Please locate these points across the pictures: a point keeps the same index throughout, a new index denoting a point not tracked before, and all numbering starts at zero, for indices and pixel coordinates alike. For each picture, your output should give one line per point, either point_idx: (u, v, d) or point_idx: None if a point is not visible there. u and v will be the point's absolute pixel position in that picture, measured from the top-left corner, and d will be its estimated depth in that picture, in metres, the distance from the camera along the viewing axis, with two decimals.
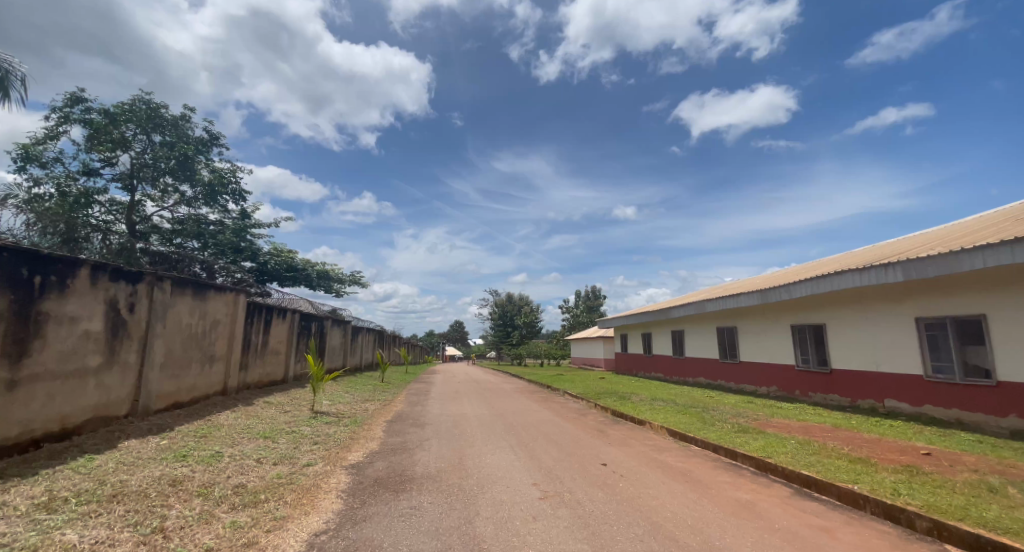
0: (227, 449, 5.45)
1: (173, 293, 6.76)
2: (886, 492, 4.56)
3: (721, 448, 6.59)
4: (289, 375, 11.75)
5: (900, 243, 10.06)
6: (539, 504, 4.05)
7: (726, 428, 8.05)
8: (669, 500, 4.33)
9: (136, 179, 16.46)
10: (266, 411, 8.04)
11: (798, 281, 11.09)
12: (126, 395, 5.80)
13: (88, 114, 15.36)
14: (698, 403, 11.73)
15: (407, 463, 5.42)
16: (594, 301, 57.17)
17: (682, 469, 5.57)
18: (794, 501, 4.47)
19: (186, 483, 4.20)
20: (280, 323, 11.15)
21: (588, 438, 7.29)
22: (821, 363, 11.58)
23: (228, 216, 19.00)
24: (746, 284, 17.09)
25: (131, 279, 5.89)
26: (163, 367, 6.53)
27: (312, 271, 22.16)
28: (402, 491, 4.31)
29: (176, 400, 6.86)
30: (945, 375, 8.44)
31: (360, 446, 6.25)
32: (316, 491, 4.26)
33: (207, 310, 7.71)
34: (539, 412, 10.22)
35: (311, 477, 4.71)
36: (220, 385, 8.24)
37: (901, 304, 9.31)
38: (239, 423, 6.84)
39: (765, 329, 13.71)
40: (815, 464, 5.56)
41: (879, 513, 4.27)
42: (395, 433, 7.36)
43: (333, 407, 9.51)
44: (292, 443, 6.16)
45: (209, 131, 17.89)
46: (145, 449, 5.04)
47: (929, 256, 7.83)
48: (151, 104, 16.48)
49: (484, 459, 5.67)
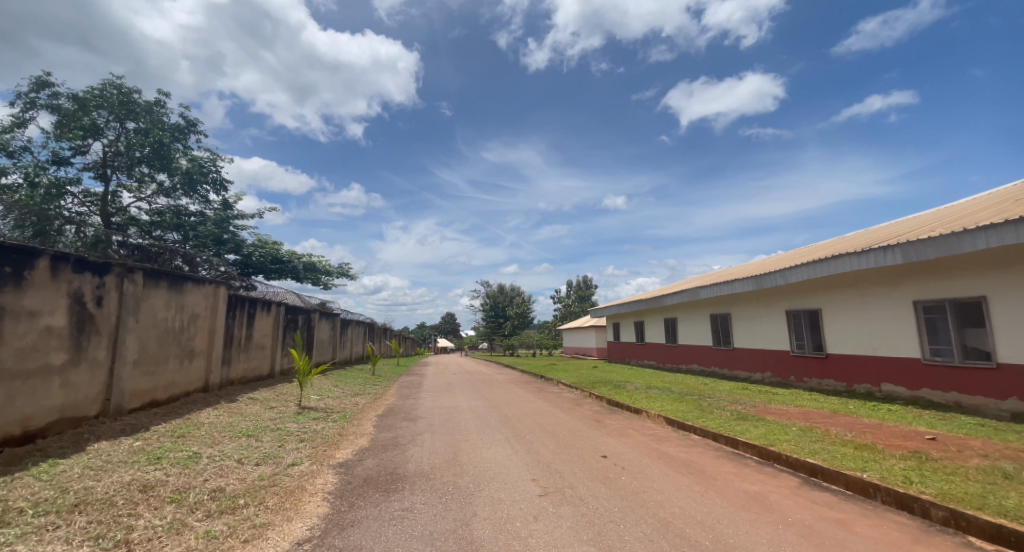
0: (206, 449, 5.12)
1: (146, 285, 6.35)
2: (897, 481, 4.40)
3: (721, 436, 6.44)
4: (276, 369, 11.40)
5: (899, 225, 9.90)
6: (540, 502, 3.82)
7: (725, 416, 7.89)
8: (675, 494, 4.13)
9: (110, 168, 15.81)
10: (250, 408, 7.69)
11: (795, 266, 10.92)
12: (96, 394, 5.42)
13: (56, 99, 14.63)
14: (693, 390, 11.60)
15: (399, 460, 5.15)
16: (586, 290, 57.08)
17: (684, 459, 5.37)
18: (805, 492, 4.29)
19: (159, 489, 3.88)
20: (265, 316, 10.77)
21: (586, 429, 7.08)
22: (816, 348, 11.51)
23: (209, 207, 18.39)
24: (740, 270, 16.94)
25: (98, 271, 5.48)
26: (137, 364, 6.14)
27: (299, 263, 21.66)
28: (394, 492, 4.04)
29: (152, 398, 6.49)
30: (944, 358, 8.38)
31: (349, 443, 5.96)
32: (301, 494, 3.97)
33: (185, 303, 7.31)
34: (534, 402, 10.04)
35: (296, 478, 4.41)
36: (200, 382, 7.88)
37: (899, 287, 9.21)
38: (220, 422, 6.50)
39: (760, 315, 13.59)
40: (820, 452, 5.40)
41: (892, 502, 4.13)
42: (386, 428, 7.08)
43: (322, 402, 9.20)
44: (277, 441, 5.84)
45: (186, 117, 17.17)
46: (116, 452, 4.70)
47: (930, 237, 7.67)
48: (123, 89, 15.75)
49: (479, 454, 5.43)
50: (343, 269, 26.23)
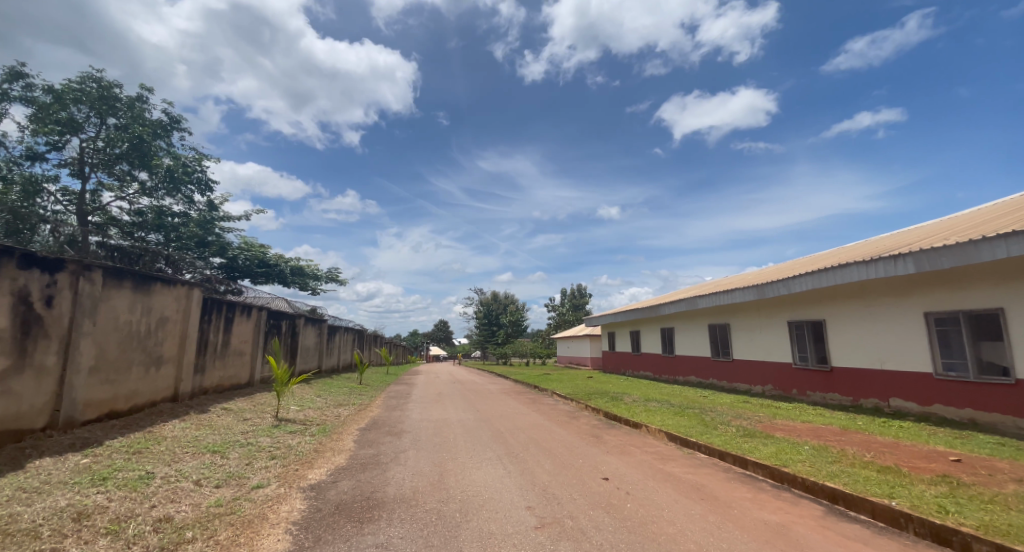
0: (161, 469, 4.57)
1: (107, 285, 5.81)
2: (931, 510, 3.96)
3: (729, 455, 5.99)
4: (255, 378, 10.84)
5: (907, 234, 9.57)
6: (536, 537, 3.32)
7: (731, 432, 7.42)
8: (688, 525, 3.65)
9: (89, 166, 15.26)
10: (222, 420, 7.15)
11: (799, 275, 10.55)
12: (44, 404, 4.87)
13: (30, 92, 14.07)
14: (693, 403, 11.12)
15: (378, 482, 4.63)
16: (580, 299, 57.79)
17: (694, 483, 4.90)
18: (832, 524, 3.83)
19: (95, 517, 3.34)
20: (245, 322, 10.22)
21: (583, 446, 6.60)
22: (820, 360, 11.15)
23: (193, 207, 17.84)
24: (739, 279, 16.62)
25: (48, 268, 4.96)
26: (94, 372, 5.58)
27: (286, 267, 21.06)
28: (368, 522, 3.53)
29: (111, 408, 5.92)
30: (957, 373, 8.01)
31: (324, 461, 5.43)
32: (260, 525, 3.44)
33: (152, 306, 6.77)
34: (527, 415, 9.54)
35: (258, 504, 3.87)
36: (169, 391, 7.32)
37: (909, 297, 8.86)
38: (186, 435, 5.95)
39: (761, 325, 13.20)
40: (840, 475, 4.94)
41: (926, 534, 3.70)
42: (368, 443, 6.55)
43: (301, 413, 8.63)
44: (245, 458, 5.29)
45: (169, 114, 16.65)
46: (57, 471, 4.14)
47: (945, 246, 7.29)
48: (102, 83, 15.25)
49: (468, 474, 4.93)
50: (332, 274, 25.65)
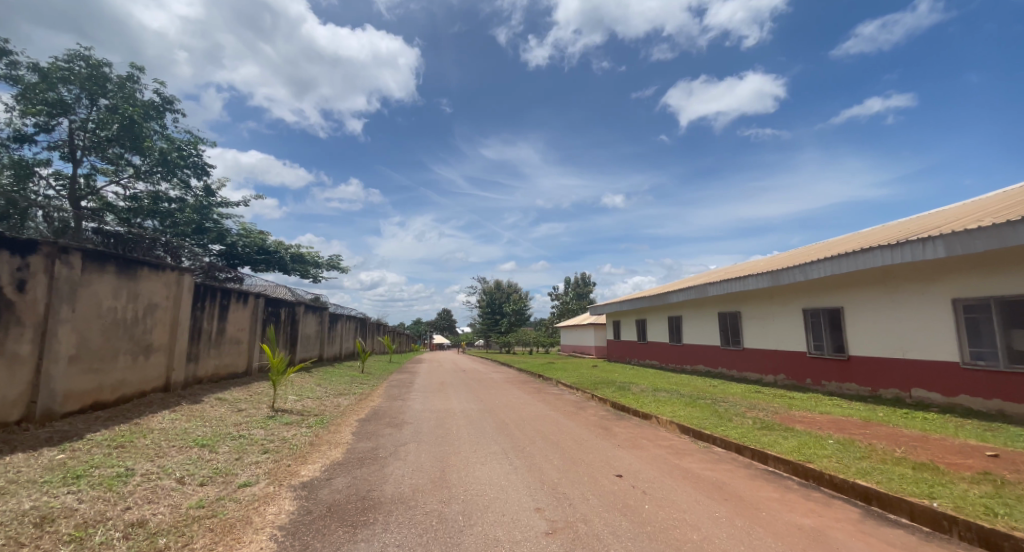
0: (142, 465, 4.26)
1: (87, 269, 5.46)
2: (979, 512, 3.60)
3: (747, 448, 5.65)
4: (252, 367, 10.58)
5: (935, 217, 9.06)
6: (547, 544, 2.99)
7: (747, 424, 7.05)
8: (714, 531, 3.30)
9: (80, 149, 14.89)
10: (214, 410, 6.87)
11: (817, 260, 10.07)
12: (18, 396, 4.58)
13: (16, 70, 13.64)
14: (704, 393, 10.77)
15: (374, 480, 4.29)
16: (584, 288, 57.23)
17: (714, 481, 4.55)
18: (872, 529, 3.47)
19: (60, 522, 3.03)
20: (241, 310, 9.92)
21: (592, 439, 6.26)
22: (835, 349, 10.77)
23: (190, 193, 17.51)
24: (752, 266, 16.13)
25: (18, 249, 4.61)
26: (74, 360, 5.27)
27: (287, 254, 20.74)
28: (361, 527, 3.19)
29: (96, 399, 5.63)
30: (986, 362, 7.62)
31: (319, 456, 5.12)
32: (241, 531, 3.10)
33: (139, 292, 6.45)
34: (532, 406, 9.22)
35: (244, 505, 3.55)
36: (160, 380, 7.04)
37: (936, 283, 8.42)
38: (174, 427, 5.65)
39: (773, 313, 12.80)
40: (872, 473, 4.58)
41: (973, 539, 3.35)
42: (366, 436, 6.24)
43: (299, 403, 8.35)
44: (235, 452, 4.99)
45: (161, 94, 16.18)
46: (28, 468, 3.83)
47: (980, 228, 6.80)
48: (91, 62, 14.80)
49: (472, 471, 4.62)
50: (334, 262, 25.27)
